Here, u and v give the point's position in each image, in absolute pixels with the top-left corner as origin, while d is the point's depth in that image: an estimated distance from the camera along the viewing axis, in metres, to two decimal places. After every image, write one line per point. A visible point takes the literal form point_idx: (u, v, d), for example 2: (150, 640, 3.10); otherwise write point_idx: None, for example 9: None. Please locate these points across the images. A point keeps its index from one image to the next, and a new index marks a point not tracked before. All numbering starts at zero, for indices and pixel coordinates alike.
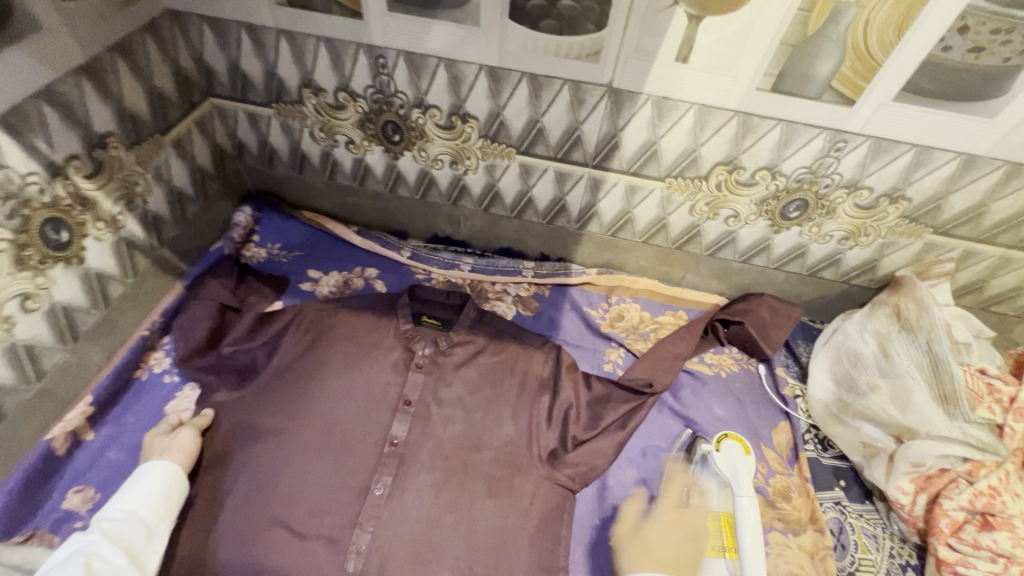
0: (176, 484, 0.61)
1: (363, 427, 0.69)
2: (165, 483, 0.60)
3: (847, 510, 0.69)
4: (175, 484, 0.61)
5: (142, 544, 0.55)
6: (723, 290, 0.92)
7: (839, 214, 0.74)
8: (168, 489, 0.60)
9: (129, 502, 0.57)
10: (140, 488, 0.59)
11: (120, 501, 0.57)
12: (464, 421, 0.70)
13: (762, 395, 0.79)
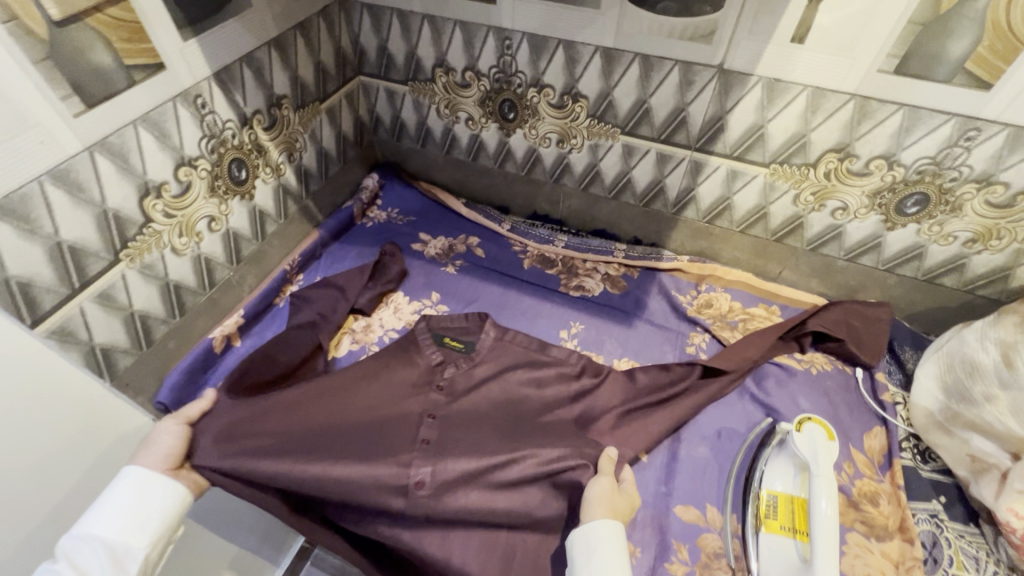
0: (157, 492, 0.51)
1: (399, 414, 0.64)
2: (143, 490, 0.50)
3: (946, 527, 0.64)
4: (156, 488, 0.51)
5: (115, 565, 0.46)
6: (824, 291, 0.89)
7: (967, 212, 0.69)
8: (145, 497, 0.50)
9: (99, 524, 0.48)
10: (112, 501, 0.49)
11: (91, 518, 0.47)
12: (505, 429, 0.64)
13: (855, 396, 0.75)
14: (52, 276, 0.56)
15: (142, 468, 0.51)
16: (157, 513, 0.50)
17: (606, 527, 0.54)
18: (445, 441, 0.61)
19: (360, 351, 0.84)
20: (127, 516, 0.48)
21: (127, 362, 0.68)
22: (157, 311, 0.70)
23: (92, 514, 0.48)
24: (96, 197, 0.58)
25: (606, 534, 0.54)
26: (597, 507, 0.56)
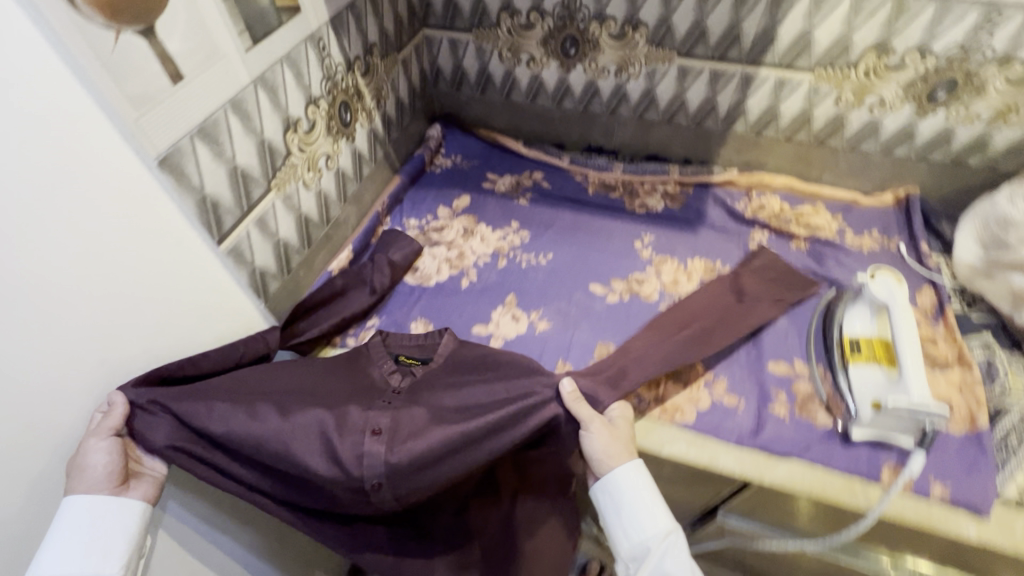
0: (115, 517, 0.51)
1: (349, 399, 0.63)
2: (98, 516, 0.50)
3: (998, 353, 0.75)
4: (114, 510, 0.51)
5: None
6: (861, 187, 1.00)
7: (990, 93, 0.81)
8: (111, 517, 0.51)
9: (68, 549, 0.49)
10: (79, 524, 0.49)
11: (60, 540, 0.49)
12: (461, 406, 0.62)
13: (903, 264, 0.87)
14: (232, 198, 0.64)
15: (92, 490, 0.50)
16: (120, 536, 0.51)
17: (636, 470, 0.62)
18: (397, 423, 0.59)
19: (459, 275, 0.92)
20: (94, 546, 0.50)
21: (275, 285, 0.76)
22: (294, 241, 0.78)
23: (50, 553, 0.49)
24: (257, 127, 0.65)
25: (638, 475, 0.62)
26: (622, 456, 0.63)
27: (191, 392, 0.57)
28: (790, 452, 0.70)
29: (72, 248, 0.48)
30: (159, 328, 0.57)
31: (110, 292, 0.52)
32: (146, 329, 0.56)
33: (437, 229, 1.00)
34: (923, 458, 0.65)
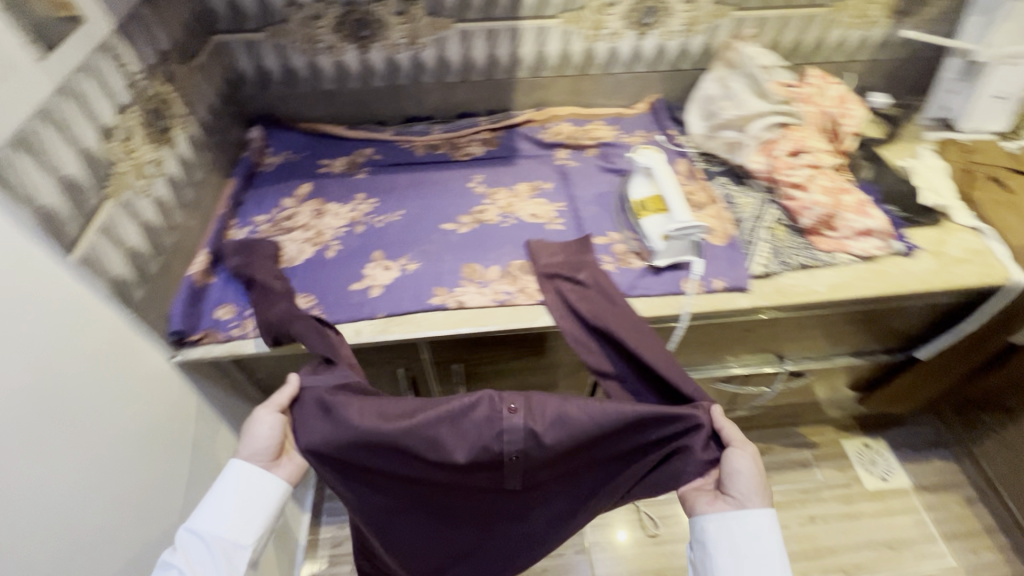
0: (261, 493, 0.67)
1: None
2: (248, 488, 0.67)
3: (730, 186, 1.07)
4: (260, 485, 0.67)
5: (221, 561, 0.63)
6: (622, 101, 1.29)
7: (676, 11, 1.12)
8: (256, 500, 0.67)
9: (212, 521, 0.64)
10: (231, 499, 0.66)
11: (211, 512, 0.65)
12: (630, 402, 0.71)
13: (662, 146, 1.16)
14: (66, 210, 0.64)
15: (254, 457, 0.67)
16: (257, 514, 0.66)
17: (767, 517, 0.65)
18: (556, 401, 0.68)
19: (323, 249, 0.99)
20: (236, 512, 0.66)
21: (137, 294, 0.76)
22: (144, 249, 0.78)
23: (208, 508, 0.65)
24: (74, 137, 0.66)
25: (766, 521, 0.65)
26: (758, 497, 0.67)
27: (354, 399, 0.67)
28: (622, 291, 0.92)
29: (31, 364, 0.57)
30: (107, 385, 0.69)
31: (64, 384, 0.61)
32: (93, 394, 0.66)
33: (288, 217, 1.05)
34: (700, 262, 0.92)
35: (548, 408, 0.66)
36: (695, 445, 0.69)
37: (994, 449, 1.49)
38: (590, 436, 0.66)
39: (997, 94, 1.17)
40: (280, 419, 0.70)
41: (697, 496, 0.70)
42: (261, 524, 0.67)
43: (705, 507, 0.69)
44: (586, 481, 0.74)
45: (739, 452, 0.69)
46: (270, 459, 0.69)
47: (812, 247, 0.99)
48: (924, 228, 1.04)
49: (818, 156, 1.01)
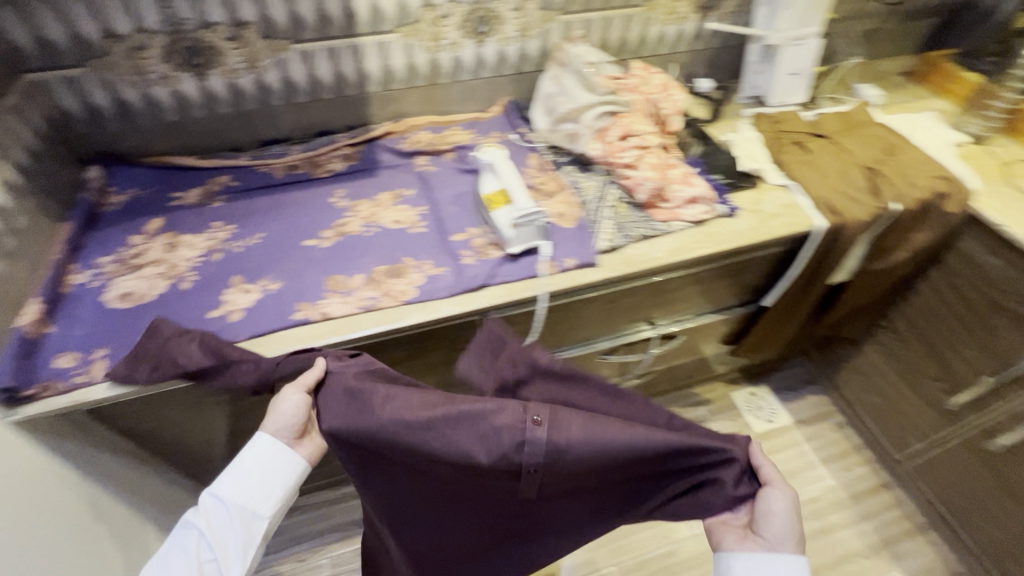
0: (279, 473, 0.85)
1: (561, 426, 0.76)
2: (268, 466, 0.85)
3: (576, 173, 1.17)
4: (280, 464, 0.86)
5: (244, 520, 0.84)
6: (477, 106, 1.36)
7: (507, 19, 1.21)
8: (274, 480, 0.86)
9: (238, 492, 0.84)
10: (252, 477, 0.85)
11: (239, 485, 0.84)
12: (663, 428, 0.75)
13: (515, 144, 1.24)
14: None
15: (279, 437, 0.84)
16: (276, 490, 0.85)
17: (792, 560, 0.73)
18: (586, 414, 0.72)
19: (177, 281, 0.96)
20: (260, 485, 0.85)
21: None
22: None
23: (234, 481, 0.85)
24: None
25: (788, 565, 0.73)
26: (789, 545, 0.73)
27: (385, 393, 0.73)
28: (482, 281, 0.98)
29: None
30: None
31: None
32: None
33: (137, 254, 1.01)
34: (547, 244, 0.99)
35: (571, 423, 0.70)
36: (723, 480, 0.72)
37: (849, 377, 1.70)
38: (612, 453, 0.69)
39: (793, 72, 1.38)
40: (306, 404, 0.83)
41: (725, 534, 0.76)
42: (277, 499, 0.86)
43: (732, 542, 0.75)
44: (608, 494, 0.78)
45: (773, 493, 0.73)
46: (294, 438, 0.86)
47: (651, 218, 1.10)
48: (744, 191, 1.20)
49: (644, 137, 1.13)
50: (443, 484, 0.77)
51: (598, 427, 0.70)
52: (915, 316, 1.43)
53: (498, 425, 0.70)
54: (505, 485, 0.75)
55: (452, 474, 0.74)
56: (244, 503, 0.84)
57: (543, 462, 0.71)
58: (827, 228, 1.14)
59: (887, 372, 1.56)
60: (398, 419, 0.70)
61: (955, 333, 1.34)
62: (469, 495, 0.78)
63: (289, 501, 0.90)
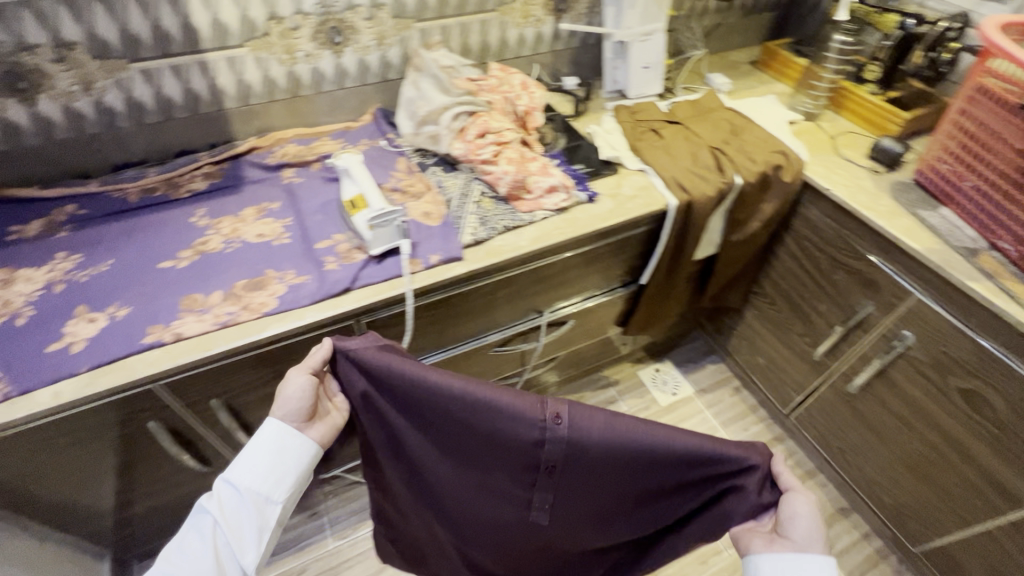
0: (292, 453, 0.81)
1: None
2: (281, 448, 0.81)
3: (441, 173, 1.20)
4: (293, 444, 0.81)
5: (256, 508, 0.79)
6: (347, 115, 1.37)
7: (361, 28, 1.23)
8: (292, 463, 0.81)
9: (248, 480, 0.79)
10: (265, 458, 0.80)
11: (248, 472, 0.79)
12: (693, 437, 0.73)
13: (384, 150, 1.26)
14: None
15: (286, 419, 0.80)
16: (290, 473, 0.80)
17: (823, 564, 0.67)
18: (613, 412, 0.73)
19: (10, 318, 0.90)
20: (278, 468, 0.80)
21: None
22: None
23: (244, 465, 0.79)
24: None
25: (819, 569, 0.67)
26: (817, 544, 0.68)
27: (409, 366, 0.74)
28: (346, 285, 0.99)
29: None
30: None
31: None
32: None
33: None
34: (406, 242, 1.01)
35: (590, 416, 0.71)
36: (748, 493, 0.70)
37: (737, 343, 1.84)
38: (630, 447, 0.70)
39: (645, 65, 1.49)
40: (311, 385, 0.79)
41: (750, 538, 0.72)
42: (291, 483, 0.81)
43: (758, 546, 0.71)
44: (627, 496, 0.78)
45: (796, 498, 0.71)
46: (303, 420, 0.82)
47: (515, 209, 1.15)
48: (605, 178, 1.28)
49: (502, 134, 1.18)
50: (459, 463, 0.80)
51: (619, 423, 0.71)
52: (778, 279, 1.57)
53: (516, 413, 0.71)
54: (522, 471, 0.77)
55: (468, 450, 0.78)
56: (255, 489, 0.79)
57: (561, 453, 0.72)
58: (679, 205, 1.24)
59: (764, 333, 1.70)
60: (418, 394, 0.73)
61: (810, 291, 1.48)
62: (487, 479, 0.81)
63: (305, 484, 0.85)
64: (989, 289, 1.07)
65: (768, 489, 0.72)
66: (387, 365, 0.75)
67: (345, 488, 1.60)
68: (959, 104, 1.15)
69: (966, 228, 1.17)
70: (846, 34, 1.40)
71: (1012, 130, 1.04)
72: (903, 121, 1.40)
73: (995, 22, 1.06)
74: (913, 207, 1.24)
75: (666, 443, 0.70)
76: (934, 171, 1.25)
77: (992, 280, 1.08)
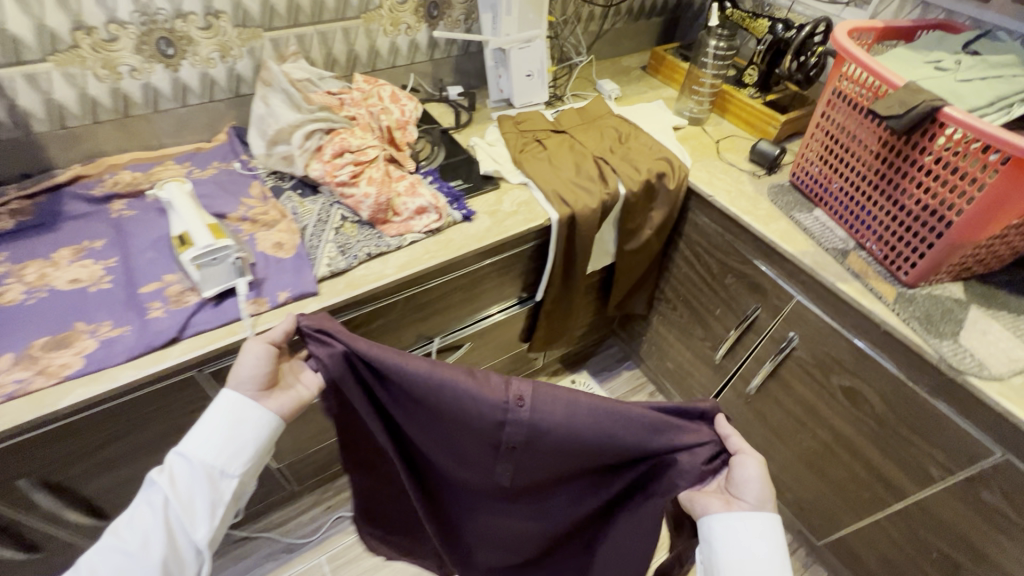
0: (247, 429, 0.76)
1: None
2: (236, 423, 0.76)
3: (298, 197, 1.09)
4: (248, 419, 0.77)
5: (211, 481, 0.74)
6: (198, 135, 1.23)
7: (198, 39, 1.10)
8: (249, 433, 0.76)
9: (202, 452, 0.74)
10: (219, 430, 0.75)
11: (200, 444, 0.74)
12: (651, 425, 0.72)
13: (235, 174, 1.14)
14: None
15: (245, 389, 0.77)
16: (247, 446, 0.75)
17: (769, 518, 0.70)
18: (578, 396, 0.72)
19: None
20: (233, 440, 0.76)
21: None
22: None
23: (199, 440, 0.75)
24: None
25: (762, 523, 0.69)
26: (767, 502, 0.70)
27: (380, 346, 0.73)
28: (173, 335, 0.86)
29: None
30: None
31: None
32: None
33: None
34: (243, 282, 0.89)
35: (555, 399, 0.70)
36: (694, 479, 0.69)
37: (647, 349, 1.82)
38: (591, 430, 0.70)
39: (529, 73, 1.43)
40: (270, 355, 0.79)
41: (707, 499, 0.72)
42: (249, 454, 0.76)
43: (713, 507, 0.71)
44: (587, 472, 0.79)
45: (745, 460, 0.71)
46: (259, 390, 0.79)
47: (381, 234, 1.06)
48: (484, 194, 1.21)
49: (363, 153, 1.08)
50: (428, 439, 0.82)
51: (585, 404, 0.70)
52: (677, 284, 1.56)
53: (479, 395, 0.70)
54: (484, 450, 0.78)
55: (432, 428, 0.78)
56: (209, 461, 0.74)
57: (523, 436, 0.72)
58: (561, 220, 1.19)
59: (669, 337, 1.69)
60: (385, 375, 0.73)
61: (706, 296, 1.48)
62: (455, 453, 0.82)
63: (264, 461, 0.79)
64: (857, 289, 1.08)
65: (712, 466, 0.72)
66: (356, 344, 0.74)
67: (231, 546, 1.44)
68: (820, 108, 1.17)
69: (836, 229, 1.19)
70: (719, 38, 1.41)
71: (866, 133, 1.06)
72: (779, 124, 1.43)
73: (843, 27, 1.08)
74: (788, 210, 1.25)
75: (626, 424, 0.70)
76: (805, 174, 1.26)
77: (859, 280, 1.10)
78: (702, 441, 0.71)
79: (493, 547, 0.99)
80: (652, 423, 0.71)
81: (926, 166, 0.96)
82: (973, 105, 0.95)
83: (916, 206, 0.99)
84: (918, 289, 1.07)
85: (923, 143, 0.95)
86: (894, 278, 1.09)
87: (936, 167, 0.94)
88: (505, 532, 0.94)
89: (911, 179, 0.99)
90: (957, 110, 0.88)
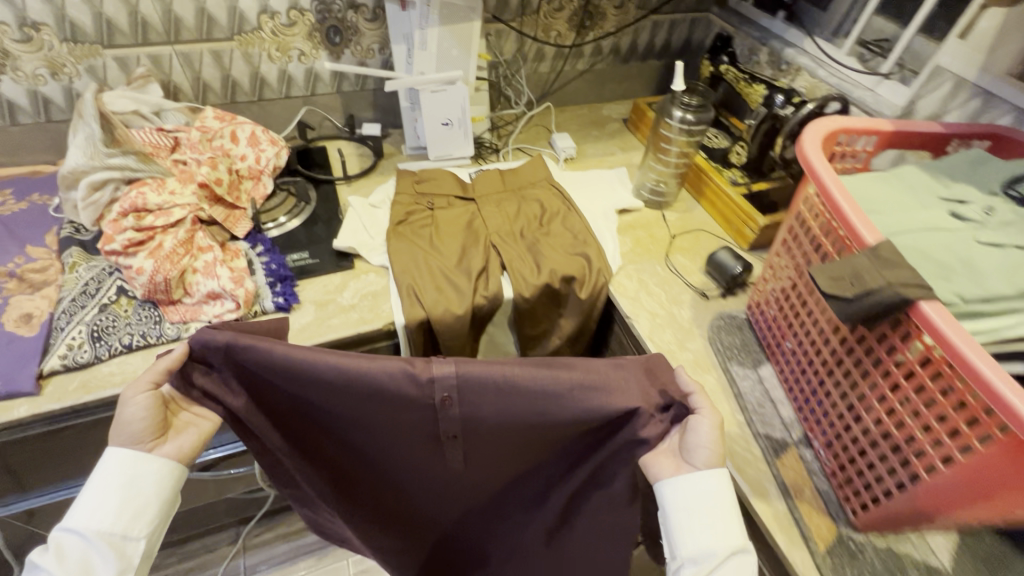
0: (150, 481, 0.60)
1: (485, 414, 0.60)
2: (133, 478, 0.60)
3: (83, 257, 0.89)
4: (147, 470, 0.60)
5: (118, 547, 0.58)
6: (39, 157, 1.07)
7: (18, 52, 0.94)
8: (161, 485, 0.61)
9: (91, 520, 0.57)
10: (111, 486, 0.59)
11: (88, 509, 0.58)
12: (596, 391, 0.59)
13: (43, 213, 0.96)
14: None
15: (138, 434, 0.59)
16: (152, 500, 0.60)
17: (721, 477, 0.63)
18: (489, 390, 0.58)
19: None
20: (135, 497, 0.59)
21: None
22: None
23: (85, 500, 0.59)
24: None
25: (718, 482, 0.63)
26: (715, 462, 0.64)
27: (278, 347, 0.55)
28: None
29: None
30: None
31: None
32: None
33: None
34: None
35: (485, 381, 0.58)
36: (649, 438, 0.60)
37: None
38: (534, 410, 0.59)
39: (446, 121, 1.16)
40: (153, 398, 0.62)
41: (658, 464, 0.64)
42: (155, 511, 0.61)
43: (666, 473, 0.64)
44: (552, 456, 0.69)
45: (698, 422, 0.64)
46: (152, 439, 0.61)
47: (161, 317, 0.85)
48: (327, 277, 0.97)
49: (163, 214, 0.87)
50: (360, 448, 0.68)
51: (518, 384, 0.58)
52: None
53: (384, 390, 0.57)
54: (429, 449, 0.66)
55: (362, 437, 0.66)
56: (105, 526, 0.57)
57: (460, 420, 0.61)
58: (409, 325, 0.92)
59: None
60: (294, 383, 0.57)
61: None
62: (395, 458, 0.69)
63: (173, 512, 0.64)
64: (780, 514, 0.73)
65: (658, 417, 0.62)
66: (239, 352, 0.56)
67: None
68: (782, 233, 0.82)
69: (782, 406, 0.84)
70: (687, 108, 1.07)
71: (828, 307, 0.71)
72: (758, 228, 1.07)
73: (817, 131, 0.73)
74: (724, 359, 0.90)
75: (567, 395, 0.58)
76: (761, 314, 0.91)
77: (787, 499, 0.74)
78: (642, 392, 0.62)
79: (478, 541, 0.90)
80: (587, 379, 0.59)
81: (892, 376, 0.61)
82: (992, 291, 0.58)
83: (874, 427, 0.64)
84: (872, 536, 0.70)
85: (893, 340, 0.60)
86: (841, 507, 0.73)
87: (906, 383, 0.59)
88: (480, 520, 0.84)
89: (873, 385, 0.64)
90: (937, 313, 0.53)
